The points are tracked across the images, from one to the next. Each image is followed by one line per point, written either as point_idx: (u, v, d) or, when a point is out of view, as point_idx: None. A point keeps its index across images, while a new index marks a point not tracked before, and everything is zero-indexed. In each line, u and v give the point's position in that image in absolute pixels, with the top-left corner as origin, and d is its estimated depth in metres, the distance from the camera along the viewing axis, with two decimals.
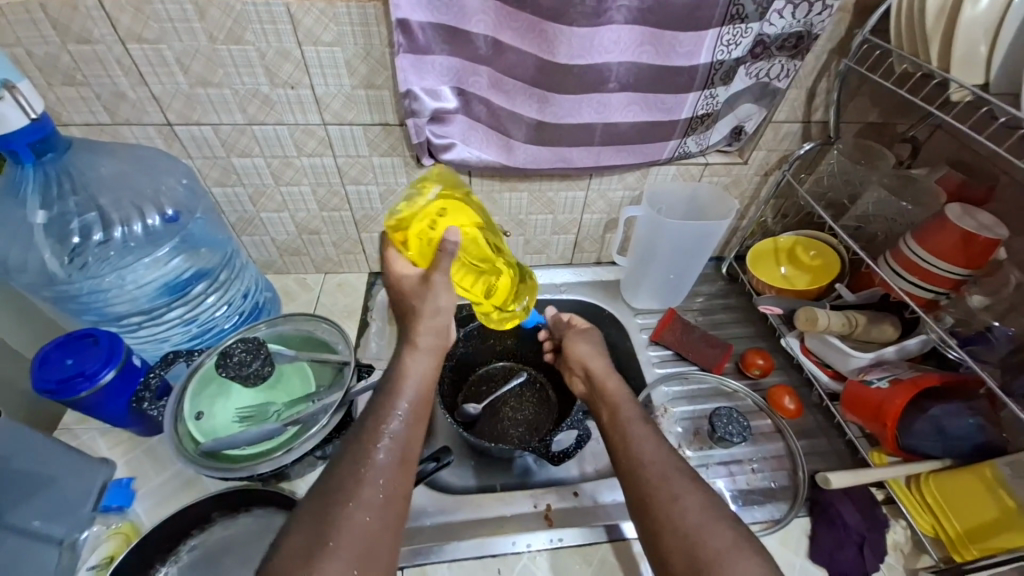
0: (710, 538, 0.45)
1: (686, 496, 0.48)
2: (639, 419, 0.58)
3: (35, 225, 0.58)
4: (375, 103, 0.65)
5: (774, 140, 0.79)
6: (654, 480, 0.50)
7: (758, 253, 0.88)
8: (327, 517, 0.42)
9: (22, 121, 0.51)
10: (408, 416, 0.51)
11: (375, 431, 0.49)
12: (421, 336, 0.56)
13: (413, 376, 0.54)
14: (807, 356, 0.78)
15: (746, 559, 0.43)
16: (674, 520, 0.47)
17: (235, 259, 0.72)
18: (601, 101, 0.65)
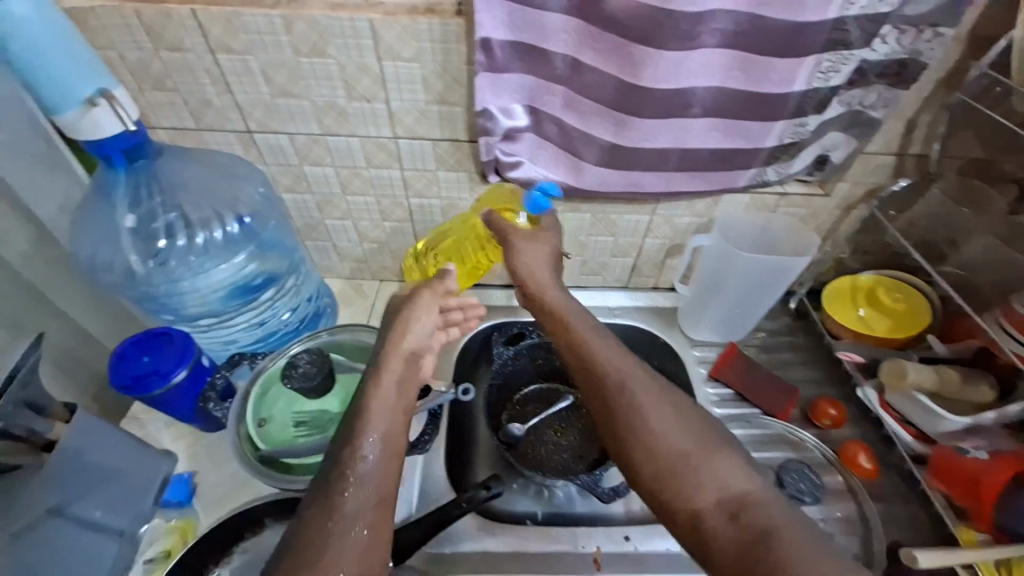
0: (704, 456, 0.46)
1: (675, 420, 0.49)
2: (606, 336, 0.56)
3: (125, 227, 0.62)
4: (446, 119, 0.65)
5: (862, 172, 0.73)
6: (643, 407, 0.49)
7: (835, 291, 0.82)
8: (335, 484, 0.43)
9: (116, 128, 0.54)
10: (381, 452, 0.46)
11: (340, 479, 0.43)
12: (393, 358, 0.52)
13: (381, 403, 0.48)
14: (887, 412, 0.72)
15: (742, 472, 0.46)
16: (665, 440, 0.48)
17: (302, 266, 0.75)
18: (682, 126, 0.61)
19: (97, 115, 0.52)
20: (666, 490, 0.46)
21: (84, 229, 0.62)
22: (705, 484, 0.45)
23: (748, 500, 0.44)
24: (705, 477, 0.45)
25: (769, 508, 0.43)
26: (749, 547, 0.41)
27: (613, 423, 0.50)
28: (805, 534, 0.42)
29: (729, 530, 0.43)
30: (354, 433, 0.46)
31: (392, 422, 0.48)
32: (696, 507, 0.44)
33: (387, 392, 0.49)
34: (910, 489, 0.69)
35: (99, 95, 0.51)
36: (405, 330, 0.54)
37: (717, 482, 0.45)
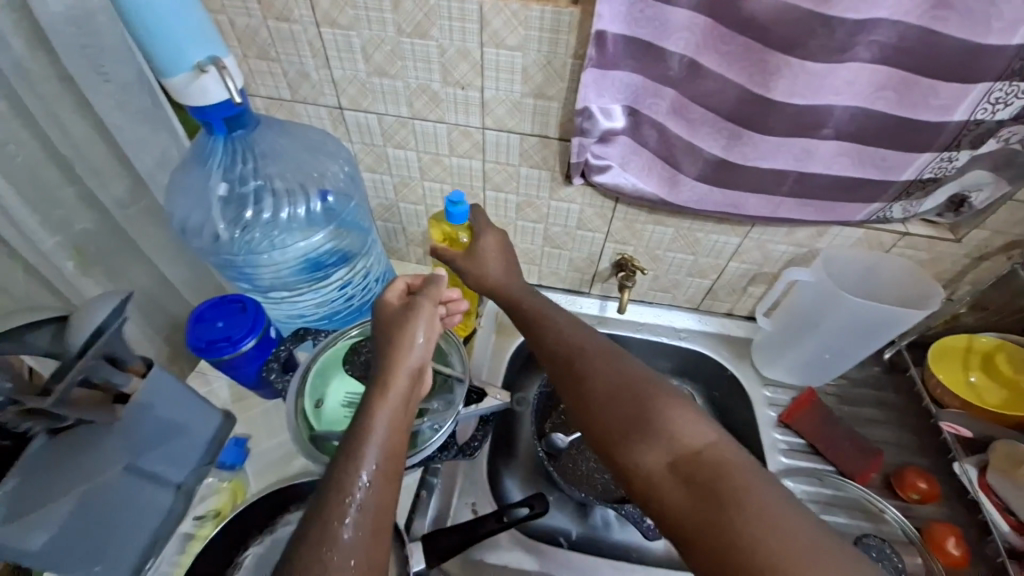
0: (658, 410, 0.44)
1: (629, 378, 0.47)
2: (561, 317, 0.56)
3: (217, 194, 0.63)
4: (539, 114, 0.61)
5: (1007, 221, 0.63)
6: (601, 368, 0.48)
7: (944, 348, 0.73)
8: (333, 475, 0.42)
9: (221, 96, 0.53)
10: (375, 479, 0.42)
11: (334, 507, 0.40)
12: (397, 377, 0.46)
13: (379, 422, 0.44)
14: (986, 495, 0.64)
15: (702, 428, 0.43)
16: (622, 397, 0.45)
17: (375, 249, 0.74)
18: (807, 147, 0.54)
19: (205, 82, 0.52)
20: (623, 450, 0.43)
21: (179, 193, 0.63)
22: (658, 442, 0.42)
23: (704, 454, 0.41)
24: (657, 434, 0.43)
25: (725, 464, 0.40)
26: (701, 500, 0.38)
27: (572, 385, 0.49)
28: (757, 486, 0.38)
29: (683, 488, 0.40)
30: (351, 459, 0.42)
31: (389, 441, 0.44)
32: (648, 467, 0.42)
33: (399, 388, 0.46)
34: None
35: (210, 62, 0.51)
36: (403, 345, 0.47)
37: (671, 438, 0.42)
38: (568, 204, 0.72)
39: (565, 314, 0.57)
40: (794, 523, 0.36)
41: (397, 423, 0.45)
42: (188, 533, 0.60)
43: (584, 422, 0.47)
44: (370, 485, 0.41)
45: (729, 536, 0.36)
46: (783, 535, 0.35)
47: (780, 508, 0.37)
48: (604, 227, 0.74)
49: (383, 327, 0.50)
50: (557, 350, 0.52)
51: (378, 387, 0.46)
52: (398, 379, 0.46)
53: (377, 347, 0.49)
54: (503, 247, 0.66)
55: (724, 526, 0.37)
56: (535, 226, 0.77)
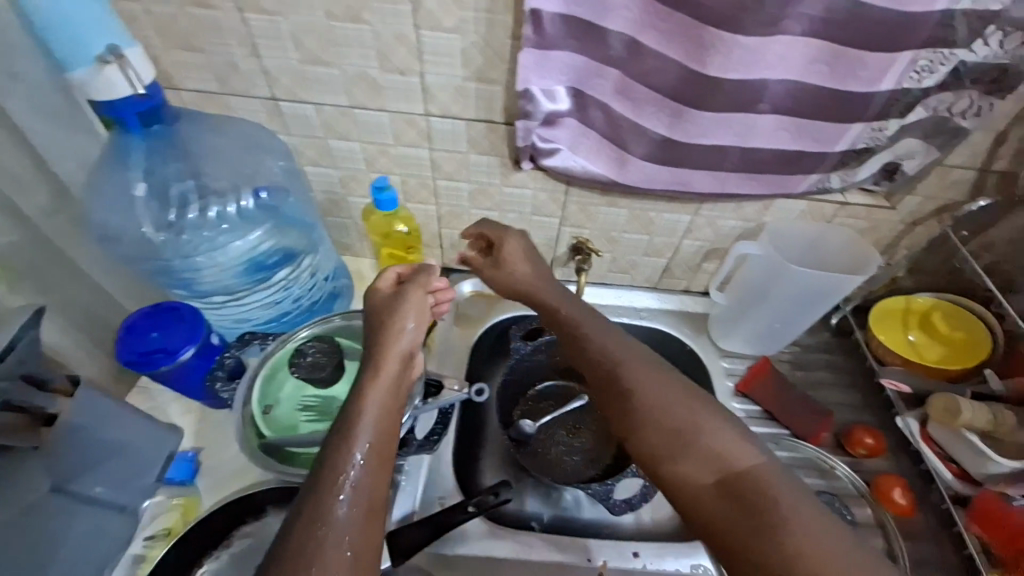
0: (706, 430, 0.46)
1: (677, 395, 0.48)
2: (601, 321, 0.56)
3: (137, 196, 0.60)
4: (484, 98, 0.60)
5: (936, 186, 0.66)
6: (646, 383, 0.49)
7: (884, 311, 0.76)
8: (325, 459, 0.43)
9: (127, 91, 0.51)
10: (369, 459, 0.43)
11: (330, 487, 0.41)
12: (387, 360, 0.51)
13: (370, 403, 0.47)
14: (928, 446, 0.68)
15: (748, 450, 0.45)
16: (671, 412, 0.47)
17: (321, 246, 0.71)
18: (746, 123, 0.55)
19: (108, 75, 0.49)
20: (667, 462, 0.46)
21: (96, 195, 0.60)
22: (704, 460, 0.45)
23: (749, 475, 0.43)
24: (703, 453, 0.45)
25: (771, 487, 0.42)
26: (743, 518, 0.41)
27: (615, 396, 0.50)
28: (798, 510, 0.41)
29: (726, 505, 0.42)
30: (344, 441, 0.44)
31: (385, 426, 0.46)
32: (692, 481, 0.44)
33: (385, 376, 0.49)
34: (947, 530, 0.66)
35: (109, 53, 0.48)
36: (392, 331, 0.53)
37: (717, 458, 0.44)
38: (522, 191, 0.71)
39: (601, 319, 0.57)
40: (831, 542, 0.39)
41: (392, 403, 0.48)
42: (139, 555, 0.58)
43: (626, 432, 0.48)
44: (366, 464, 0.42)
45: (769, 553, 0.39)
46: (822, 560, 0.38)
47: (815, 526, 0.40)
48: (559, 212, 0.74)
49: (374, 315, 0.55)
50: (597, 360, 0.52)
51: (372, 371, 0.49)
52: (390, 360, 0.50)
53: (369, 334, 0.54)
54: (526, 249, 0.65)
55: (764, 543, 0.40)
56: (490, 214, 0.75)
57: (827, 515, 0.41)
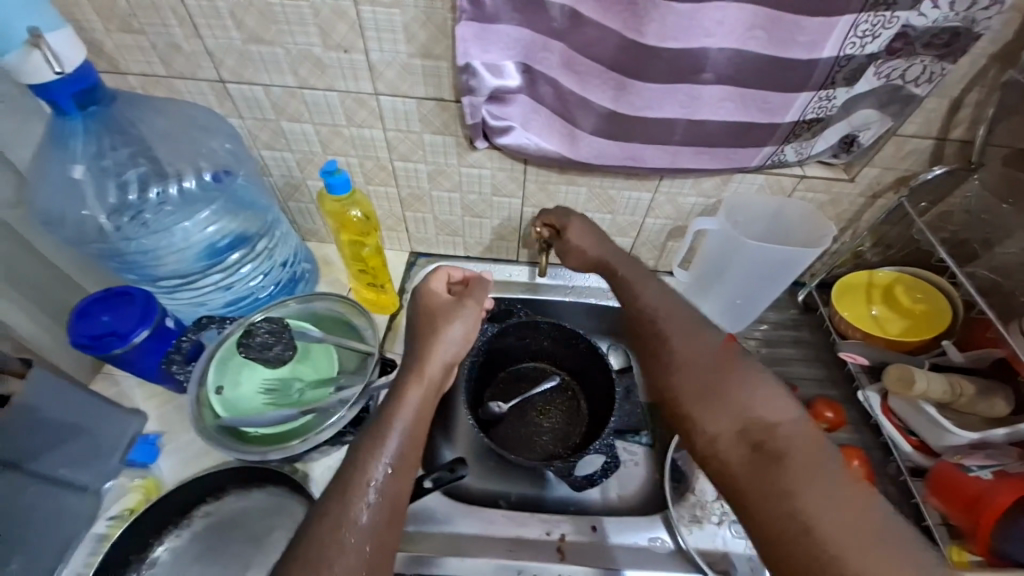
0: (739, 384, 0.47)
1: (717, 353, 0.51)
2: (655, 283, 0.60)
3: (75, 178, 0.59)
4: (431, 75, 0.59)
5: (894, 156, 0.65)
6: (687, 340, 0.52)
7: (846, 286, 0.76)
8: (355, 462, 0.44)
9: (48, 74, 0.50)
10: (397, 467, 0.45)
11: (359, 490, 0.43)
12: (429, 366, 0.53)
13: (405, 410, 0.48)
14: (887, 418, 0.68)
15: (780, 407, 0.45)
16: (705, 365, 0.50)
17: (276, 228, 0.71)
18: (690, 93, 0.55)
19: (28, 61, 0.48)
20: (698, 410, 0.48)
21: (35, 180, 0.59)
22: (732, 410, 0.46)
23: (777, 430, 0.43)
24: (733, 403, 0.46)
25: (796, 441, 0.42)
26: (764, 465, 0.42)
27: (658, 352, 0.53)
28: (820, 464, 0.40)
29: (749, 452, 0.43)
30: (376, 442, 0.45)
31: (417, 427, 0.48)
32: (718, 427, 0.46)
33: (428, 376, 0.52)
34: (907, 501, 0.65)
35: (27, 35, 0.47)
36: (437, 338, 0.55)
37: (748, 409, 0.45)
38: (479, 170, 0.71)
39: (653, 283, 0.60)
40: (852, 500, 0.38)
41: (426, 404, 0.50)
42: (100, 534, 0.58)
43: (663, 383, 0.51)
44: (394, 470, 0.45)
45: (786, 505, 0.39)
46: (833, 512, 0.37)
47: (834, 478, 0.39)
48: (519, 191, 0.73)
49: (427, 316, 0.58)
50: (647, 319, 0.57)
51: (414, 375, 0.51)
52: (433, 366, 0.53)
53: (415, 336, 0.56)
54: (591, 230, 0.69)
55: (783, 495, 0.39)
56: (451, 195, 0.75)
57: (847, 478, 0.40)
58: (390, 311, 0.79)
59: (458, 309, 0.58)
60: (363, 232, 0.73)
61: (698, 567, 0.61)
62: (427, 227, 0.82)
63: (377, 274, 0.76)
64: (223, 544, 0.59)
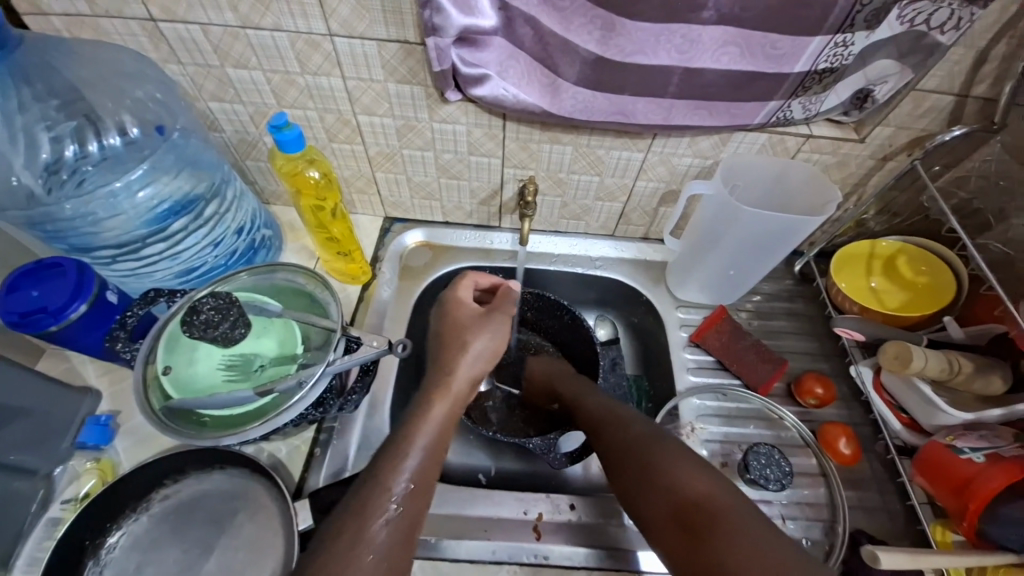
0: (660, 464, 0.49)
1: (642, 437, 0.52)
2: (589, 384, 0.64)
3: None
4: (392, 12, 0.51)
5: (910, 114, 0.59)
6: (614, 430, 0.54)
7: (847, 256, 0.72)
8: (377, 476, 0.45)
9: None
10: (417, 482, 0.46)
11: (379, 506, 0.43)
12: (456, 382, 0.55)
13: (428, 428, 0.50)
14: (879, 395, 0.65)
15: (699, 479, 0.47)
16: (629, 449, 0.52)
17: (226, 189, 0.65)
18: (687, 36, 0.48)
19: None
20: (636, 498, 0.49)
21: None
22: (662, 491, 0.47)
23: (699, 503, 0.45)
24: (660, 484, 0.48)
25: (720, 515, 0.43)
26: (697, 546, 0.43)
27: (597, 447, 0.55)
28: (737, 530, 0.42)
29: (685, 536, 0.44)
30: (397, 458, 0.46)
31: (436, 449, 0.49)
32: (657, 514, 0.47)
33: (455, 390, 0.54)
34: (892, 479, 0.63)
35: None
36: (464, 352, 0.57)
37: (674, 488, 0.47)
38: (453, 126, 0.64)
39: (586, 382, 0.64)
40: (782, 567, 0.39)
41: (449, 419, 0.52)
42: (55, 518, 0.55)
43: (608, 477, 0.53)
44: (415, 488, 0.46)
45: None
46: None
47: (762, 551, 0.40)
48: (499, 150, 0.67)
49: (454, 327, 0.60)
50: (587, 417, 0.59)
51: (441, 388, 0.54)
52: (459, 381, 0.55)
53: (442, 348, 0.58)
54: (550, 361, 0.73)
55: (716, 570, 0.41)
56: (423, 155, 0.68)
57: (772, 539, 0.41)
58: (361, 281, 0.75)
59: (473, 326, 0.59)
60: (322, 195, 0.66)
61: None
62: (399, 189, 0.75)
63: (345, 241, 0.70)
64: (183, 529, 0.56)
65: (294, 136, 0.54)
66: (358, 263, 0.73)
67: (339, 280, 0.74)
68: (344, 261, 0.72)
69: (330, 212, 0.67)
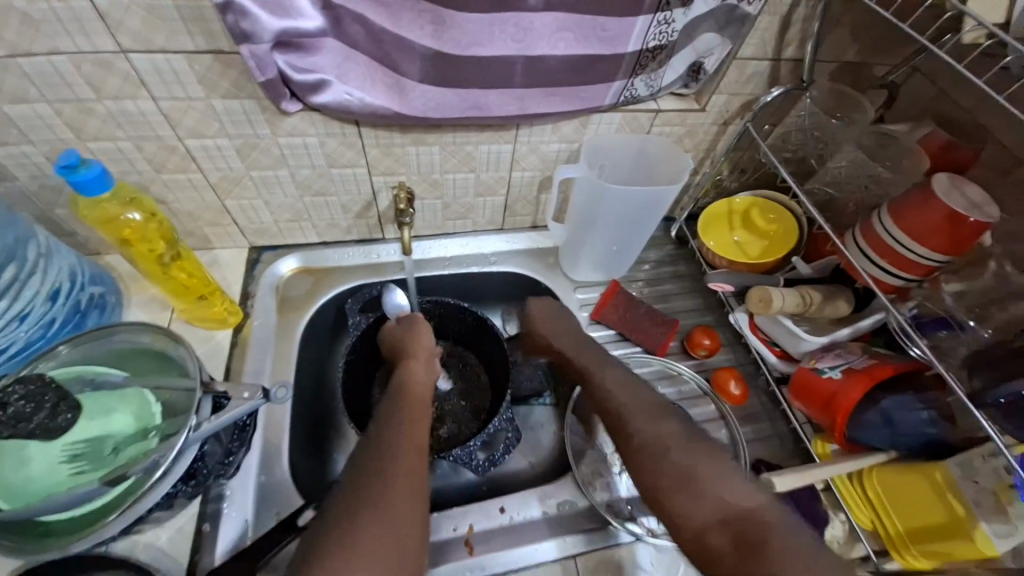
0: (709, 471, 0.49)
1: (684, 439, 0.53)
2: (619, 372, 0.62)
3: None
4: (194, 19, 0.45)
5: (738, 81, 0.65)
6: (652, 429, 0.54)
7: (710, 215, 0.78)
8: (385, 417, 0.56)
9: None
10: (412, 423, 0.55)
11: (389, 436, 0.53)
12: (422, 344, 0.65)
13: (415, 370, 0.62)
14: (754, 333, 0.71)
15: (748, 491, 0.47)
16: (672, 453, 0.51)
17: (25, 249, 0.55)
18: (521, 23, 0.48)
19: None
20: (678, 500, 0.48)
21: None
22: (708, 497, 0.47)
23: (752, 512, 0.45)
24: (707, 490, 0.48)
25: (771, 524, 0.44)
26: (747, 556, 0.42)
27: (631, 440, 0.54)
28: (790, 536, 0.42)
29: (729, 541, 0.44)
30: (392, 405, 0.58)
31: (415, 402, 0.59)
32: (699, 517, 0.46)
33: (424, 346, 0.65)
34: (777, 407, 0.71)
35: None
36: (418, 330, 0.66)
37: (722, 495, 0.47)
38: (303, 139, 0.58)
39: (611, 366, 0.64)
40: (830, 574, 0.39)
41: (426, 381, 0.62)
42: None
43: (639, 473, 0.52)
44: (413, 421, 0.56)
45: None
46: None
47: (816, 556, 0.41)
48: (361, 159, 0.62)
49: (400, 322, 0.68)
50: (614, 408, 0.58)
51: (410, 358, 0.63)
52: (420, 347, 0.64)
53: (397, 335, 0.66)
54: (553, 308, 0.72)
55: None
56: (277, 174, 0.62)
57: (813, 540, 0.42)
58: (230, 324, 0.67)
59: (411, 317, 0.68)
60: (150, 239, 0.57)
61: (608, 522, 0.61)
62: (260, 214, 0.68)
63: (200, 285, 0.62)
64: None
65: (91, 174, 0.46)
66: (222, 305, 0.65)
67: (205, 327, 0.66)
68: (204, 306, 0.64)
69: (168, 257, 0.59)
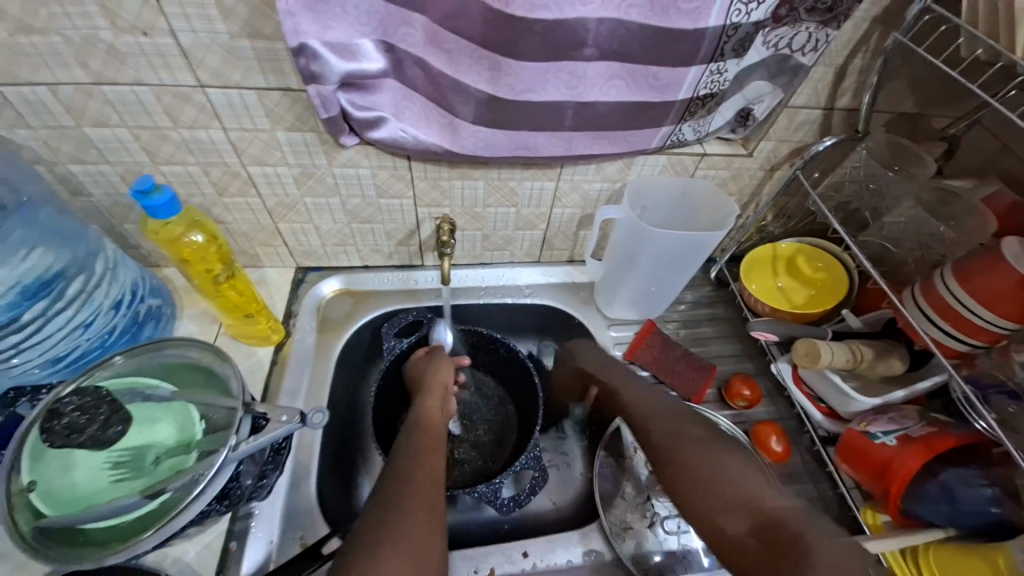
0: (732, 468, 0.51)
1: (704, 441, 0.55)
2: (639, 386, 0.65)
3: None
4: (267, 60, 0.48)
5: (787, 128, 0.64)
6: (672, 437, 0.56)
7: (754, 260, 0.76)
8: (406, 446, 0.56)
9: None
10: (431, 448, 0.56)
11: (414, 463, 0.53)
12: (441, 376, 0.66)
13: (433, 398, 0.63)
14: (798, 388, 0.68)
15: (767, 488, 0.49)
16: (691, 457, 0.53)
17: (93, 262, 0.59)
18: (574, 71, 0.49)
19: None
20: (701, 501, 0.50)
21: None
22: (729, 494, 0.49)
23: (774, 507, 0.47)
24: (727, 487, 0.49)
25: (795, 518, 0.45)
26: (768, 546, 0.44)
27: (655, 448, 0.57)
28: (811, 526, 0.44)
29: (754, 536, 0.45)
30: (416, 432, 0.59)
31: (432, 432, 0.59)
32: (722, 513, 0.48)
33: (442, 377, 0.66)
34: (822, 468, 0.67)
35: None
36: (440, 361, 0.67)
37: (741, 492, 0.49)
38: (356, 170, 0.61)
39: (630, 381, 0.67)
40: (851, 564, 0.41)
41: (440, 409, 0.63)
42: None
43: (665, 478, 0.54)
44: (428, 449, 0.56)
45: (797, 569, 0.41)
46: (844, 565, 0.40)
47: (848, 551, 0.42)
48: (409, 190, 0.64)
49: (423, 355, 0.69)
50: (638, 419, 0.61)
51: (427, 388, 0.64)
52: (439, 377, 0.65)
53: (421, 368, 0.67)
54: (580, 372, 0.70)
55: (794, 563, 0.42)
56: (328, 201, 0.65)
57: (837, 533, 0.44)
58: (273, 341, 0.69)
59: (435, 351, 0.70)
60: (207, 258, 0.61)
61: None
62: (308, 237, 0.70)
63: (248, 303, 0.65)
64: None
65: (164, 199, 0.50)
66: (267, 324, 0.67)
67: (248, 343, 0.68)
68: (250, 323, 0.66)
69: (221, 275, 0.62)
